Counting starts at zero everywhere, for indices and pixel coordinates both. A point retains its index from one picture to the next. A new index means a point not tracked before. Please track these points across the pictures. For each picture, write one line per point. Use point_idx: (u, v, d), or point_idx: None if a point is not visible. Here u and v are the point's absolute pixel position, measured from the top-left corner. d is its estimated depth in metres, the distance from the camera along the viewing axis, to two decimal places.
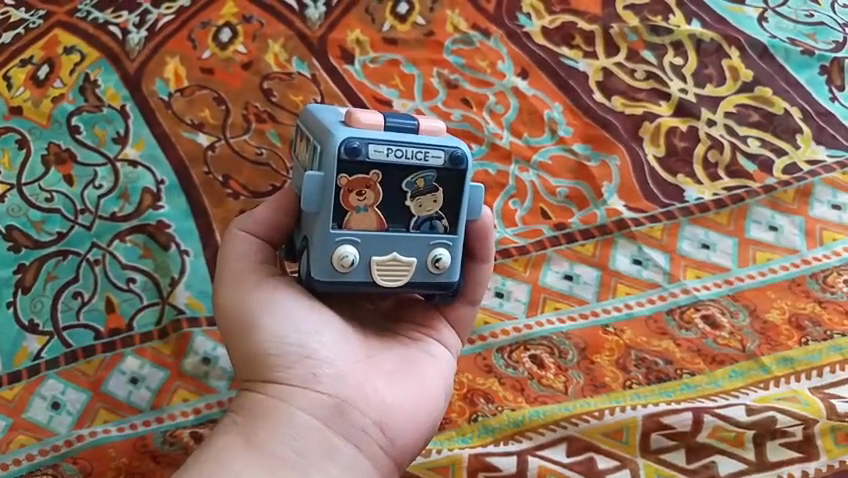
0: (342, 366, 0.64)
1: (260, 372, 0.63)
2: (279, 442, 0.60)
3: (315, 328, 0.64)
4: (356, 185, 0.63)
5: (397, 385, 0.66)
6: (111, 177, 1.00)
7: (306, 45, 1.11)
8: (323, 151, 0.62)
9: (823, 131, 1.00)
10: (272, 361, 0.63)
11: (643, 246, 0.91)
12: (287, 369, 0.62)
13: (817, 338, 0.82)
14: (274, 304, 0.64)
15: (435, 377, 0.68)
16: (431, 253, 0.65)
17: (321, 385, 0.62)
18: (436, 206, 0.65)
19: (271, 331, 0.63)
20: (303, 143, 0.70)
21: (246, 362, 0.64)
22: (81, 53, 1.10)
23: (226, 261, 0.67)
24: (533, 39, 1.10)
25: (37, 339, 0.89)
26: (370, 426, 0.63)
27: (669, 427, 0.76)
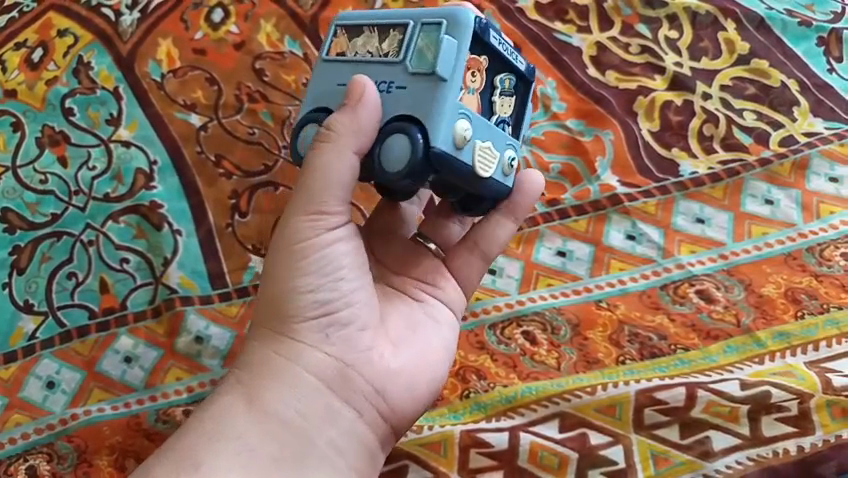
0: (355, 327, 0.62)
1: (278, 324, 0.61)
2: (283, 403, 0.59)
3: (342, 281, 0.62)
4: (472, 65, 0.61)
5: (403, 351, 0.64)
6: (104, 158, 0.99)
7: (298, 23, 1.10)
8: (443, 19, 0.60)
9: (821, 104, 0.98)
10: (287, 316, 0.61)
11: (637, 222, 0.90)
12: (301, 326, 0.61)
13: (813, 311, 0.81)
14: (318, 252, 0.61)
15: (440, 345, 0.67)
16: (509, 152, 0.65)
17: (330, 347, 0.61)
18: (509, 110, 0.66)
19: (295, 283, 0.61)
20: (358, 40, 0.63)
21: (263, 311, 0.62)
22: (74, 35, 1.08)
23: (319, 189, 0.60)
24: (527, 15, 1.07)
25: (31, 320, 0.90)
26: (373, 394, 0.62)
27: (662, 403, 0.75)
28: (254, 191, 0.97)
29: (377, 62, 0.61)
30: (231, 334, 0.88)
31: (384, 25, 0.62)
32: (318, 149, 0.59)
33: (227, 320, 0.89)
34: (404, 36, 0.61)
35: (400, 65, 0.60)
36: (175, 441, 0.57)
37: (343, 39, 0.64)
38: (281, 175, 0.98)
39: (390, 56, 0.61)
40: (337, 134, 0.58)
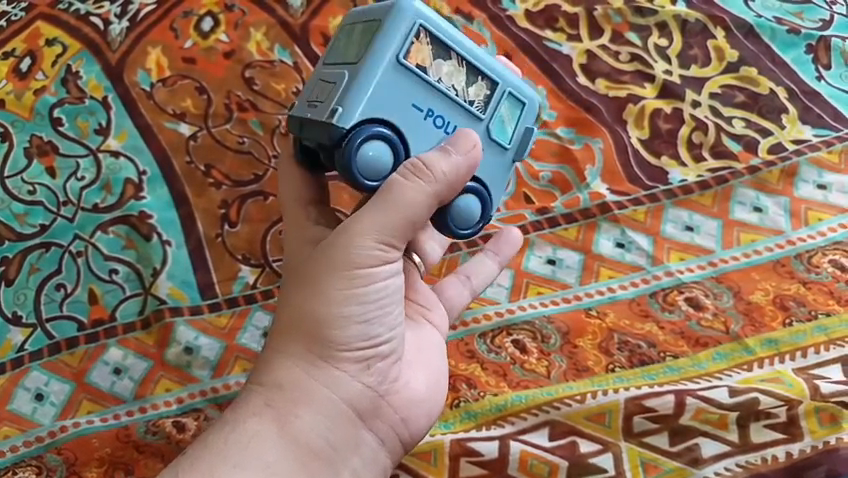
0: (390, 357, 0.61)
1: (317, 346, 0.58)
2: (317, 432, 0.58)
3: (389, 313, 0.60)
4: None
5: (424, 378, 0.65)
6: (93, 168, 0.99)
7: (289, 33, 1.09)
8: (526, 99, 0.64)
9: (809, 111, 0.98)
10: (326, 341, 0.58)
11: (627, 229, 0.90)
12: (342, 354, 0.59)
13: (801, 319, 0.81)
14: (373, 283, 0.59)
15: (448, 366, 0.68)
16: None
17: (366, 377, 0.60)
18: None
19: (345, 310, 0.58)
20: (443, 63, 0.59)
21: (295, 330, 0.59)
22: (63, 45, 1.08)
23: (397, 223, 0.57)
24: (517, 22, 1.07)
25: (19, 332, 0.89)
26: (395, 422, 0.62)
27: (651, 410, 0.75)
28: (244, 200, 0.97)
29: (462, 105, 0.60)
30: (222, 344, 0.88)
31: (473, 66, 0.61)
32: (409, 182, 0.57)
33: (216, 330, 0.89)
34: (490, 93, 0.62)
35: (483, 124, 0.62)
36: (197, 468, 0.54)
37: (423, 48, 0.59)
38: (270, 184, 0.98)
39: (475, 107, 0.61)
40: (433, 177, 0.57)
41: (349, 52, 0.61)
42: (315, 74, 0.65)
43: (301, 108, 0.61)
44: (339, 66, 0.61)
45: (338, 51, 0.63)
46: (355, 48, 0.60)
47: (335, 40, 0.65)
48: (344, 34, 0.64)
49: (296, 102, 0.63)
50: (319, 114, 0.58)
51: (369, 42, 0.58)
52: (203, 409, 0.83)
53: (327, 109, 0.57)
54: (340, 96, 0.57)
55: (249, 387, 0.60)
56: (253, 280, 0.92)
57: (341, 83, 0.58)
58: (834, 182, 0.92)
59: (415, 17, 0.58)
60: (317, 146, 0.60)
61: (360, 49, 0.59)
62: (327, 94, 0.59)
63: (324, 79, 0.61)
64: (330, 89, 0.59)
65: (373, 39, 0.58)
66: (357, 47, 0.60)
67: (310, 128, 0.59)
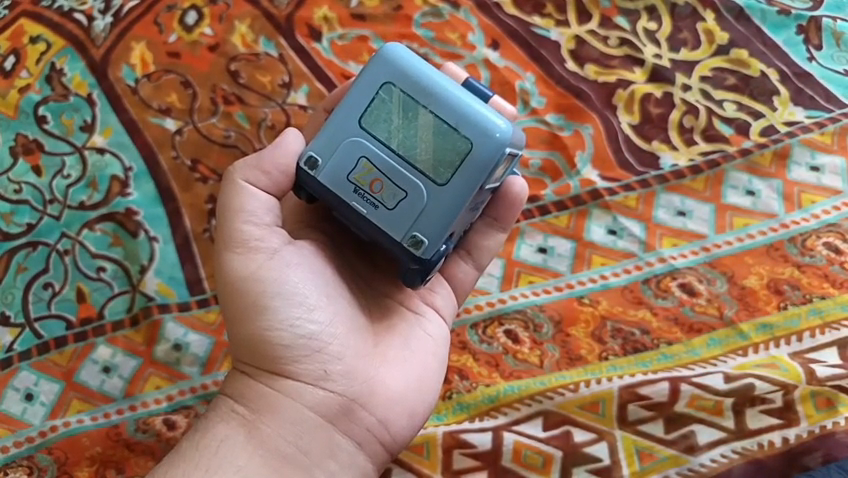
0: (346, 359, 0.61)
1: (259, 360, 0.60)
2: (284, 438, 0.59)
3: (310, 314, 0.60)
4: None
5: (402, 375, 0.63)
6: (79, 166, 0.97)
7: (274, 24, 1.06)
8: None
9: (801, 93, 0.96)
10: (267, 351, 0.60)
11: (618, 216, 0.89)
12: (295, 363, 0.60)
13: (796, 302, 0.80)
14: (273, 287, 0.60)
15: (438, 359, 0.66)
16: None
17: (328, 382, 0.60)
18: None
19: (267, 322, 0.60)
20: (500, 168, 0.60)
21: (242, 345, 0.61)
22: (47, 42, 1.06)
23: None
24: (505, 10, 1.05)
25: (7, 332, 0.88)
26: (374, 424, 0.61)
27: (645, 398, 0.75)
28: None
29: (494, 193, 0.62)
30: (211, 341, 0.87)
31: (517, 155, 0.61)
32: (232, 187, 0.61)
33: (205, 327, 0.88)
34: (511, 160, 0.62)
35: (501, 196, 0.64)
36: (170, 475, 0.57)
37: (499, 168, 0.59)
38: None
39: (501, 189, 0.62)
40: (229, 180, 0.61)
41: (414, 148, 0.58)
42: (343, 131, 0.59)
43: (340, 191, 0.59)
44: (399, 160, 0.58)
45: (385, 124, 0.58)
46: (424, 149, 0.58)
47: (371, 100, 0.58)
48: (388, 97, 0.58)
49: (325, 171, 0.59)
50: (389, 227, 0.58)
51: (455, 165, 0.57)
52: (194, 406, 0.83)
53: (399, 229, 0.58)
54: (419, 217, 0.58)
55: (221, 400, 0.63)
56: None
57: (419, 199, 0.58)
58: (827, 164, 0.91)
59: (497, 150, 0.57)
60: (370, 234, 0.60)
61: (439, 162, 0.58)
62: (396, 202, 0.58)
63: (372, 162, 0.58)
64: (398, 197, 0.58)
65: (464, 167, 0.57)
66: (432, 154, 0.58)
67: (368, 225, 0.59)
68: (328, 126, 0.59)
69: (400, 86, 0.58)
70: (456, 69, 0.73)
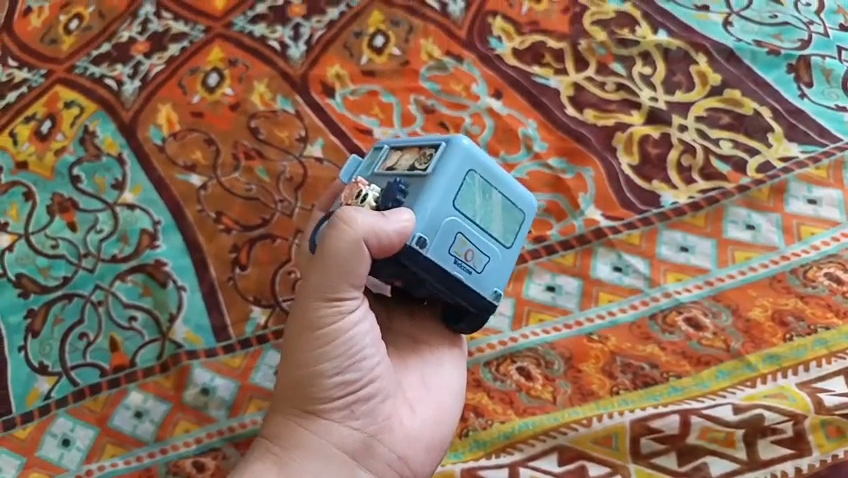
0: (376, 400, 0.64)
1: (299, 398, 0.62)
2: (314, 475, 0.61)
3: (362, 360, 0.62)
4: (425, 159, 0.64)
5: (421, 414, 0.67)
6: (111, 221, 1.03)
7: (290, 83, 1.13)
8: (385, 145, 0.70)
9: (794, 128, 0.99)
10: (307, 390, 0.62)
11: (623, 253, 0.92)
12: (331, 402, 0.62)
13: (801, 333, 0.82)
14: (338, 334, 0.61)
15: (452, 395, 0.70)
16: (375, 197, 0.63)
17: (356, 421, 0.63)
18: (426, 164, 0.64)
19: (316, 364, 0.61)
20: None
21: (286, 383, 0.62)
22: (80, 107, 1.13)
23: None
24: (506, 61, 1.10)
25: (45, 380, 0.93)
26: (394, 460, 0.64)
27: (657, 431, 0.76)
28: (253, 244, 1.00)
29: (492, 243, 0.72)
30: (236, 384, 0.90)
31: None
32: (351, 234, 0.58)
33: (231, 371, 0.91)
34: None
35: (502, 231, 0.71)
36: None
37: None
38: (278, 227, 1.01)
39: None
40: (352, 227, 0.58)
41: (490, 222, 0.65)
42: (440, 211, 0.62)
43: (447, 264, 0.62)
44: (482, 234, 0.64)
45: (470, 204, 0.63)
46: (498, 225, 0.65)
47: (459, 185, 0.63)
48: (472, 182, 0.64)
49: (433, 247, 0.61)
50: (480, 289, 0.65)
51: (519, 231, 0.66)
52: (222, 448, 0.86)
53: (488, 289, 0.65)
54: (498, 279, 0.66)
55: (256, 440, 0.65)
56: (264, 321, 0.95)
57: (496, 263, 0.65)
58: (823, 196, 0.93)
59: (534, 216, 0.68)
60: (450, 296, 0.65)
61: (507, 231, 0.66)
62: (482, 265, 0.64)
63: (465, 235, 0.63)
64: (485, 261, 0.64)
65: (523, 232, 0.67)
66: (503, 226, 0.66)
67: (460, 291, 0.64)
68: (427, 206, 0.61)
69: (479, 172, 0.64)
70: None
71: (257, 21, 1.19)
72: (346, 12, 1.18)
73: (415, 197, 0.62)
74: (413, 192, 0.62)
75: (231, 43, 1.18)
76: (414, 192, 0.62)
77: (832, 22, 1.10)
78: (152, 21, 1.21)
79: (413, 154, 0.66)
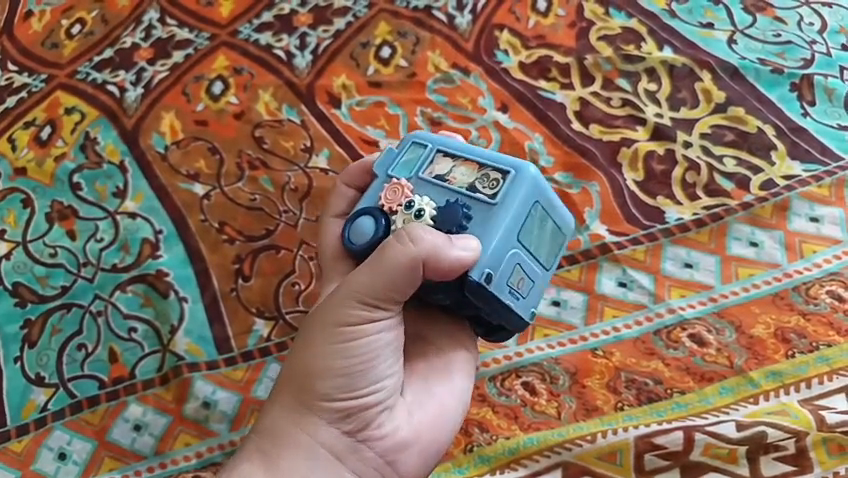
0: (379, 406, 0.61)
1: (301, 394, 0.60)
2: (300, 475, 0.59)
3: (373, 363, 0.60)
4: (490, 182, 0.62)
5: (418, 418, 0.63)
6: (111, 230, 1.03)
7: (295, 93, 1.12)
8: (429, 142, 0.66)
9: (797, 146, 1.00)
10: (311, 386, 0.59)
11: (627, 269, 0.92)
12: (332, 402, 0.59)
13: (803, 351, 0.83)
14: (358, 336, 0.59)
15: (455, 402, 0.66)
16: (433, 214, 0.61)
17: (352, 423, 0.60)
18: (487, 186, 0.62)
19: (327, 362, 0.59)
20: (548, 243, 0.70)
21: (292, 375, 0.60)
22: (81, 113, 1.13)
23: None
24: (512, 74, 1.11)
25: (43, 391, 0.92)
26: (383, 466, 0.61)
27: (661, 447, 0.76)
28: (257, 255, 0.99)
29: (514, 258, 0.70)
30: (238, 397, 0.90)
31: None
32: (415, 251, 0.57)
33: (233, 384, 0.91)
34: None
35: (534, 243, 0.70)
36: None
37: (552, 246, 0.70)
38: (282, 238, 1.00)
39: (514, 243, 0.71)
40: (419, 245, 0.57)
41: (541, 247, 0.64)
42: (504, 244, 0.60)
43: (502, 294, 0.61)
44: (533, 260, 0.63)
45: (529, 233, 0.63)
46: (546, 250, 0.65)
47: (523, 215, 0.62)
48: (534, 213, 0.63)
49: (496, 282, 0.60)
50: (524, 313, 0.63)
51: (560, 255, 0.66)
52: (222, 462, 0.86)
53: (529, 312, 0.64)
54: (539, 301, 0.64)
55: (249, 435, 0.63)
56: (267, 333, 0.94)
57: (540, 286, 0.65)
58: (825, 214, 0.94)
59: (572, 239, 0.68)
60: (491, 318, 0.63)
61: (551, 255, 0.65)
62: (529, 290, 0.63)
63: (521, 264, 0.62)
64: (532, 286, 0.63)
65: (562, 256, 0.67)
66: (550, 250, 0.65)
67: (506, 316, 0.62)
68: (493, 237, 0.60)
69: (539, 201, 0.63)
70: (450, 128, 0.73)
71: (263, 29, 1.19)
72: (352, 22, 1.18)
73: (481, 225, 0.60)
74: (477, 220, 0.61)
75: (236, 51, 1.17)
76: (482, 221, 0.61)
77: (834, 42, 1.11)
78: (156, 27, 1.21)
79: (470, 169, 0.64)
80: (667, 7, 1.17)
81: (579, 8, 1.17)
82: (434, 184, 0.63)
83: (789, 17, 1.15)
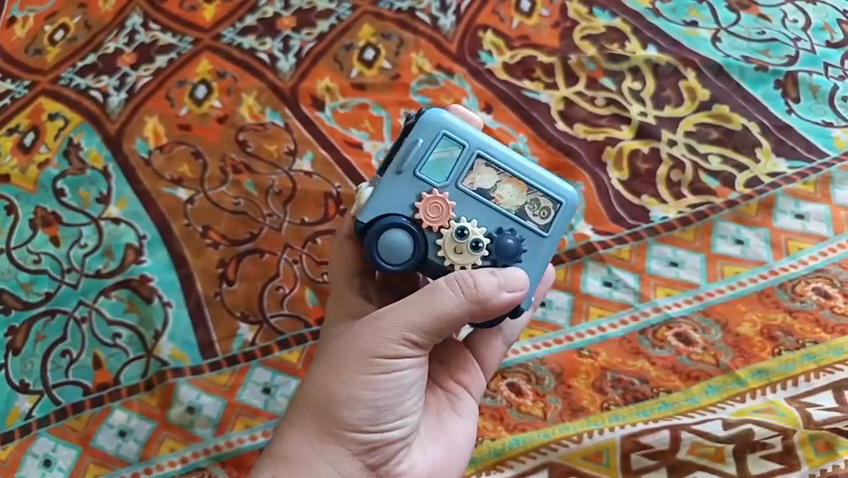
0: (401, 441, 0.60)
1: (325, 421, 0.58)
2: None
3: (402, 399, 0.59)
4: (540, 208, 0.58)
5: (433, 455, 0.62)
6: (96, 235, 1.02)
7: (279, 96, 1.12)
8: (465, 140, 0.58)
9: (782, 144, 1.00)
10: (336, 416, 0.58)
11: (613, 268, 0.92)
12: (356, 433, 0.58)
13: (790, 348, 0.82)
14: (390, 371, 0.58)
15: (466, 439, 0.65)
16: (486, 243, 0.57)
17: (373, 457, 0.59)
18: (537, 211, 0.58)
19: (357, 393, 0.57)
20: None
21: (315, 401, 0.58)
22: (65, 118, 1.12)
23: None
24: (496, 75, 1.10)
25: (27, 399, 0.91)
26: None
27: (648, 446, 0.75)
28: (241, 259, 0.99)
29: None
30: (223, 401, 0.89)
31: None
32: (466, 302, 0.55)
33: (218, 388, 0.90)
34: None
35: None
36: None
37: None
38: (266, 241, 1.00)
39: None
40: (470, 295, 0.55)
41: None
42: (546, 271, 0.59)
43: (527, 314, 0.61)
44: None
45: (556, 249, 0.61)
46: None
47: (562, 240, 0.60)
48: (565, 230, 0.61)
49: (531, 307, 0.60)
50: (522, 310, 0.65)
51: None
52: (207, 467, 0.84)
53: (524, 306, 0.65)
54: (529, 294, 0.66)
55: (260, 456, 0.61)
56: (251, 338, 0.94)
57: None
58: (811, 211, 0.93)
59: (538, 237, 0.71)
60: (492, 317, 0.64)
61: None
62: None
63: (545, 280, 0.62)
64: None
65: None
66: None
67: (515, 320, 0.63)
68: (540, 270, 0.58)
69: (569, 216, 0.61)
70: (463, 112, 0.67)
71: (246, 33, 1.19)
72: (336, 25, 1.18)
73: (533, 258, 0.58)
74: (529, 252, 0.58)
75: (220, 54, 1.17)
76: (534, 255, 0.58)
77: (819, 39, 1.11)
78: (139, 32, 1.20)
79: (516, 185, 0.58)
80: (651, 6, 1.17)
81: (563, 7, 1.17)
82: (480, 202, 0.57)
83: (773, 15, 1.15)
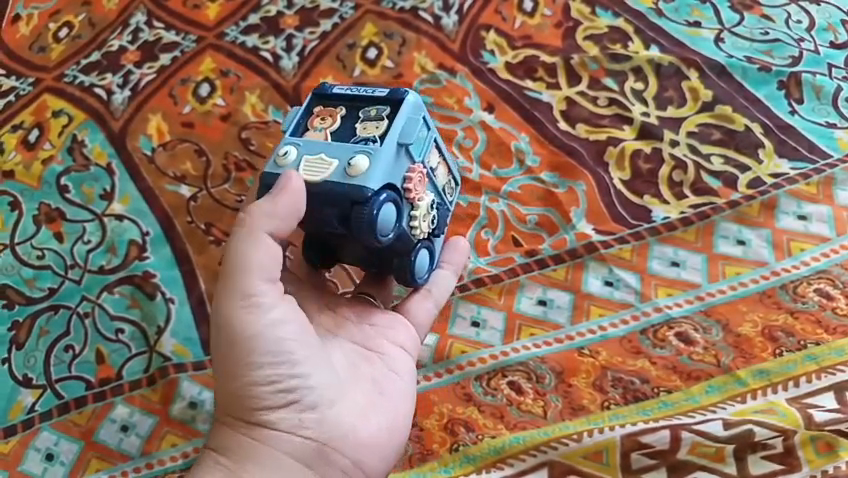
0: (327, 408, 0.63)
1: (248, 409, 0.61)
2: None
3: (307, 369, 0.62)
4: None
5: (369, 415, 0.65)
6: (99, 231, 1.02)
7: (281, 94, 1.12)
8: None
9: (785, 144, 1.00)
10: (255, 402, 0.61)
11: (614, 267, 0.92)
12: (279, 413, 0.61)
13: (791, 348, 0.82)
14: (280, 346, 0.61)
15: (400, 396, 0.68)
16: None
17: (307, 429, 0.62)
18: None
19: (263, 375, 0.60)
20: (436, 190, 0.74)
21: (232, 394, 0.61)
22: (69, 115, 1.12)
23: None
24: (499, 74, 1.11)
25: (29, 393, 0.91)
26: (350, 465, 0.63)
27: (647, 446, 0.75)
28: None
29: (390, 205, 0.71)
30: None
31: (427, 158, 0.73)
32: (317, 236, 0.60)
33: None
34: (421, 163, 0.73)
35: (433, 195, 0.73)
36: None
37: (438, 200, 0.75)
38: None
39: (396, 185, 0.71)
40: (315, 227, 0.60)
41: None
42: None
43: None
44: None
45: None
46: None
47: None
48: None
49: None
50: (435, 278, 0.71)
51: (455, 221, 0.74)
52: None
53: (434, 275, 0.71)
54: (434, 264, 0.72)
55: (205, 452, 0.64)
56: None
57: None
58: (813, 212, 0.93)
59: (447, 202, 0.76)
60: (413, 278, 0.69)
61: None
62: None
63: None
64: None
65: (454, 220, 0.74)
66: None
67: None
68: None
69: None
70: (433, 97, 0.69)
71: (250, 31, 1.19)
72: (339, 24, 1.18)
73: None
74: None
75: (223, 53, 1.17)
76: None
77: (822, 40, 1.11)
78: (143, 30, 1.21)
79: None
80: (654, 6, 1.17)
81: (566, 8, 1.18)
82: None
83: (776, 16, 1.15)
